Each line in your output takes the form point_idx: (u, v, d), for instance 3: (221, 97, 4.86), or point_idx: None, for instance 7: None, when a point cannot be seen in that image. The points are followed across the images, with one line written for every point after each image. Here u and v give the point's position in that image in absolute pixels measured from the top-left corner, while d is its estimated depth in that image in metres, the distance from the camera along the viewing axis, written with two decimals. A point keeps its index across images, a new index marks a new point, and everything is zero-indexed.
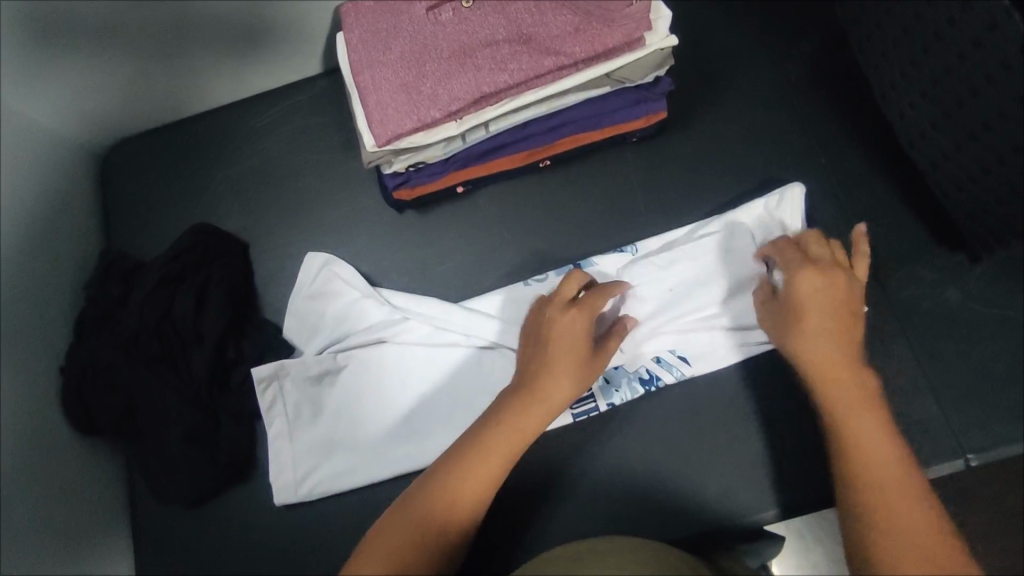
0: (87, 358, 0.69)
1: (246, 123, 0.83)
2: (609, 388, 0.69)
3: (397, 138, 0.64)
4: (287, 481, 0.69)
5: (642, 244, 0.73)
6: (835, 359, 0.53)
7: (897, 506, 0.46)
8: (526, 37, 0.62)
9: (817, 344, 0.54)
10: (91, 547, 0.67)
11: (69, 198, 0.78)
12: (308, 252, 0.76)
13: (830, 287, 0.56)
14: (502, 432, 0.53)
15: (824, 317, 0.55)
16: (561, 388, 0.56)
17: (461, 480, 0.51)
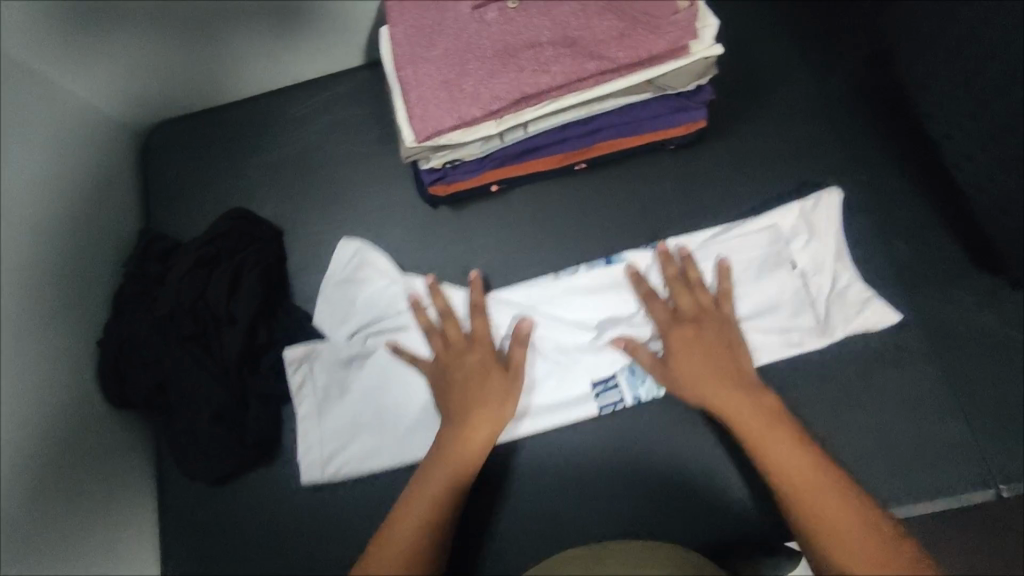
0: (124, 335, 0.71)
1: (286, 111, 0.84)
2: (635, 381, 0.68)
3: (437, 134, 0.64)
4: (311, 463, 0.70)
5: (675, 240, 0.72)
6: (724, 394, 0.59)
7: (826, 508, 0.51)
8: (571, 40, 0.63)
9: (713, 394, 0.60)
10: (119, 519, 0.69)
11: (110, 178, 0.79)
12: (343, 236, 0.77)
13: (698, 336, 0.63)
14: (459, 447, 0.60)
15: (705, 365, 0.61)
16: (501, 401, 0.63)
17: (437, 491, 0.58)
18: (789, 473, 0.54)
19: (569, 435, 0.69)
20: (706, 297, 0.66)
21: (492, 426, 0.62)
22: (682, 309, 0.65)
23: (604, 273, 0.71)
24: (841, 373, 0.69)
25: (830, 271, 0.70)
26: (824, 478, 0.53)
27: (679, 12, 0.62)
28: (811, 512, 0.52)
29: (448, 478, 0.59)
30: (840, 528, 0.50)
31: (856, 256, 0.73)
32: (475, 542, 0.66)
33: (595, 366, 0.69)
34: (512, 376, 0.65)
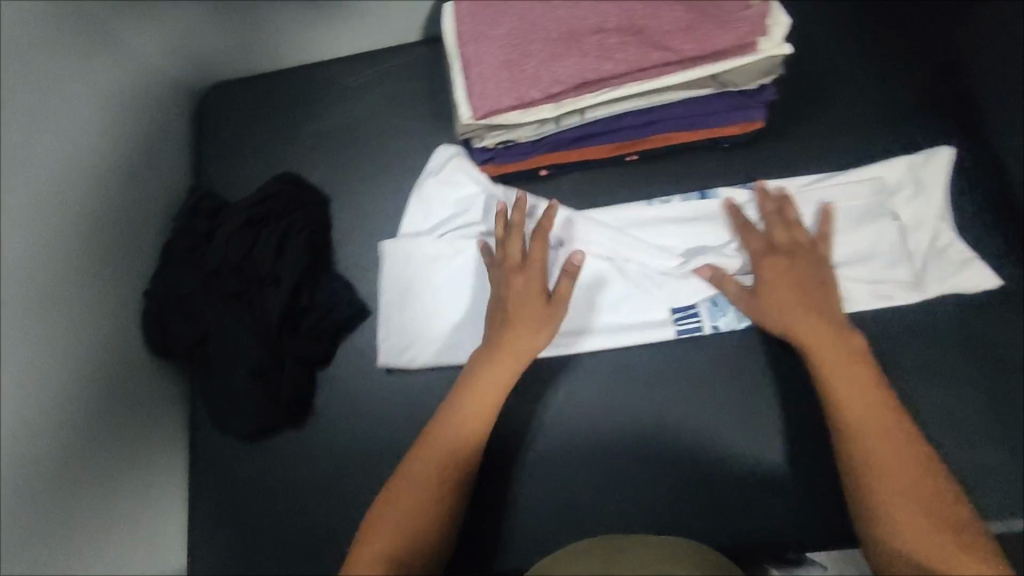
0: (171, 288, 0.72)
1: (341, 80, 0.85)
2: (715, 310, 0.70)
3: (494, 113, 0.64)
4: (388, 349, 0.73)
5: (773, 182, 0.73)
6: (815, 327, 0.60)
7: (885, 454, 0.54)
8: (636, 29, 0.63)
9: (800, 324, 0.61)
10: (152, 465, 0.71)
11: (164, 132, 0.81)
12: (440, 144, 0.79)
13: (791, 266, 0.64)
14: (441, 437, 0.60)
15: (794, 297, 0.62)
16: (492, 390, 0.62)
17: (425, 469, 0.59)
18: (859, 414, 0.56)
19: (600, 423, 0.69)
20: (801, 234, 0.66)
21: (480, 417, 0.61)
22: (775, 242, 0.66)
23: (697, 205, 0.73)
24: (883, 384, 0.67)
25: (928, 227, 0.71)
26: (890, 427, 0.55)
27: (749, 9, 0.62)
28: (864, 446, 0.54)
29: (430, 468, 0.59)
30: (892, 466, 0.53)
31: None
32: (496, 518, 0.67)
33: (679, 294, 0.71)
34: (507, 364, 0.63)
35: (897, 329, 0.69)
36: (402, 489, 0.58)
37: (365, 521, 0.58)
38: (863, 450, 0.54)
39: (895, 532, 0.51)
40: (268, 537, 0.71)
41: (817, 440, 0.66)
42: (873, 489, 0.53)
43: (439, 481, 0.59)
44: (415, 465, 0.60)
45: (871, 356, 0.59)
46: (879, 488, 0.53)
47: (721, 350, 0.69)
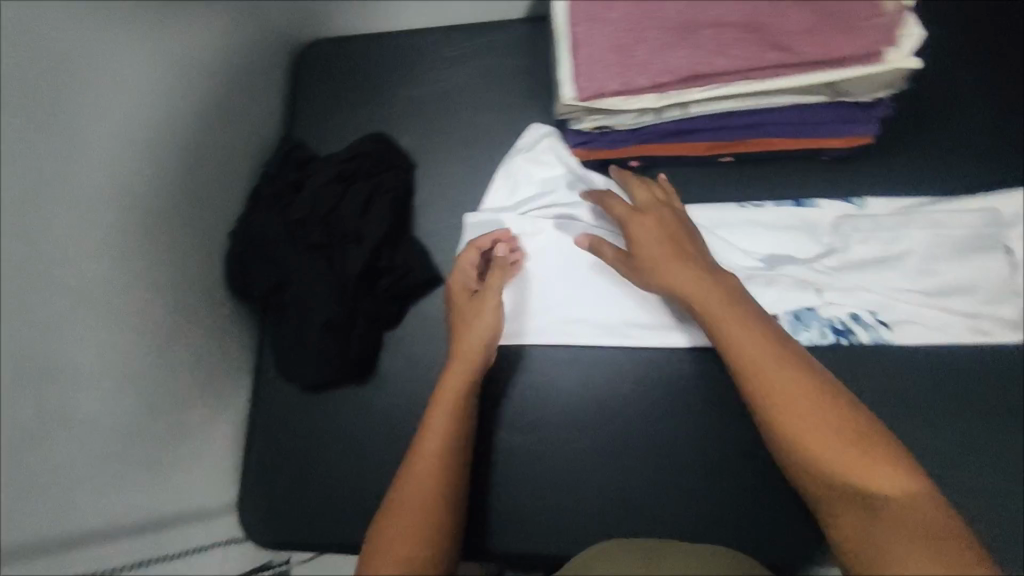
0: (251, 233, 0.72)
1: (439, 48, 0.85)
2: (797, 325, 0.69)
3: (595, 96, 0.63)
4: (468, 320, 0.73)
5: (871, 201, 0.73)
6: (691, 279, 0.58)
7: (788, 391, 0.49)
8: (757, 27, 0.61)
9: (677, 277, 0.58)
10: (219, 402, 0.73)
11: (263, 81, 0.83)
12: (532, 122, 0.80)
13: (657, 221, 0.63)
14: (422, 450, 0.58)
15: (665, 251, 0.60)
16: (454, 395, 0.62)
17: (419, 488, 0.56)
18: (750, 359, 0.51)
19: (658, 423, 0.70)
20: (663, 194, 0.66)
21: (450, 424, 0.60)
22: (638, 202, 0.65)
23: (793, 214, 0.73)
24: (948, 419, 0.67)
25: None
26: (788, 361, 0.50)
27: (882, 15, 0.59)
28: (766, 397, 0.49)
29: (420, 483, 0.56)
30: (790, 396, 0.48)
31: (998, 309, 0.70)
32: (550, 499, 0.68)
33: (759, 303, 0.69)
34: (456, 365, 0.64)
35: (975, 365, 0.68)
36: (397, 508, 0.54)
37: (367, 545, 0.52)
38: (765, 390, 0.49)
39: (821, 463, 0.46)
40: (320, 487, 0.73)
41: None
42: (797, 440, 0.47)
43: (432, 493, 0.56)
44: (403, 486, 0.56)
45: (746, 293, 0.57)
46: (801, 437, 0.47)
47: None
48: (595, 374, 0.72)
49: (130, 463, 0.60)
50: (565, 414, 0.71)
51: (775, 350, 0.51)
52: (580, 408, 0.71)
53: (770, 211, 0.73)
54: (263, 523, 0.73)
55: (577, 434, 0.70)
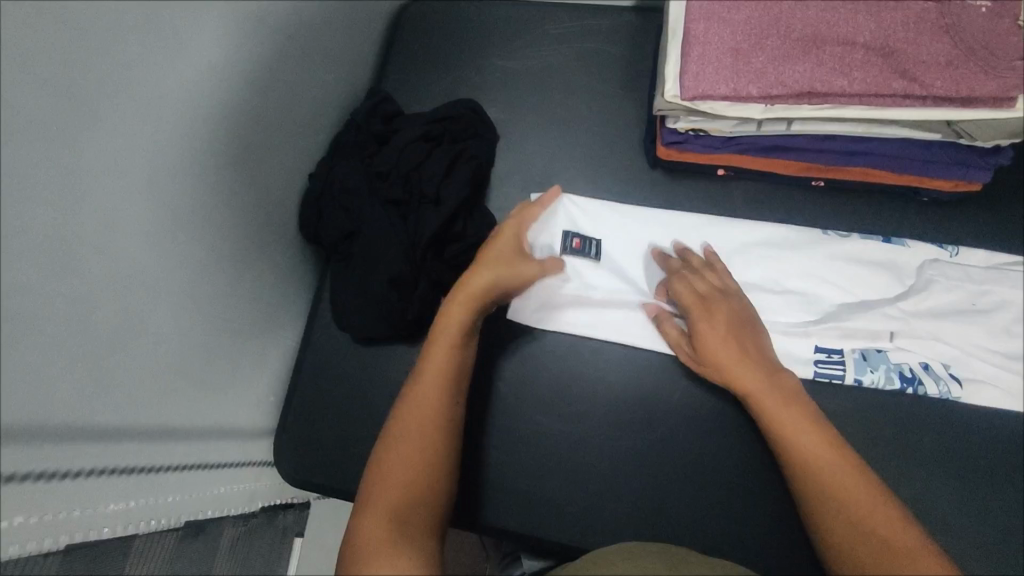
0: (331, 178, 0.73)
1: (544, 24, 0.84)
2: (863, 365, 0.67)
3: (703, 98, 0.61)
4: (541, 308, 0.73)
5: (966, 251, 0.71)
6: (752, 373, 0.61)
7: (849, 494, 0.53)
8: (889, 50, 0.58)
9: (743, 371, 0.61)
10: (276, 338, 0.74)
11: (365, 29, 0.83)
12: (621, 121, 0.80)
13: (722, 315, 0.64)
14: (417, 401, 0.56)
15: (728, 344, 0.62)
16: (450, 338, 0.60)
17: (408, 447, 0.53)
18: (817, 463, 0.55)
19: (703, 437, 0.69)
20: (718, 280, 0.67)
21: (444, 371, 0.58)
22: (700, 291, 0.66)
23: (880, 250, 0.71)
24: (1006, 488, 0.65)
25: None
26: (850, 465, 0.55)
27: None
28: (830, 507, 0.53)
29: (417, 430, 0.54)
30: (863, 506, 0.52)
31: None
32: (581, 491, 0.68)
33: (825, 335, 0.69)
34: (456, 307, 0.61)
35: None
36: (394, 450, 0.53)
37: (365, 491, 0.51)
38: (836, 495, 0.53)
39: None
40: (357, 436, 0.74)
41: (925, 521, 0.64)
42: (861, 542, 0.51)
43: (427, 449, 0.54)
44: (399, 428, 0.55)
45: (804, 395, 0.60)
46: (866, 538, 0.51)
47: (848, 406, 0.67)
48: (643, 376, 0.71)
49: (207, 381, 0.60)
50: (607, 413, 0.70)
51: (835, 454, 0.56)
52: (625, 407, 0.70)
53: (855, 243, 0.72)
54: (295, 462, 0.74)
55: (619, 434, 0.69)
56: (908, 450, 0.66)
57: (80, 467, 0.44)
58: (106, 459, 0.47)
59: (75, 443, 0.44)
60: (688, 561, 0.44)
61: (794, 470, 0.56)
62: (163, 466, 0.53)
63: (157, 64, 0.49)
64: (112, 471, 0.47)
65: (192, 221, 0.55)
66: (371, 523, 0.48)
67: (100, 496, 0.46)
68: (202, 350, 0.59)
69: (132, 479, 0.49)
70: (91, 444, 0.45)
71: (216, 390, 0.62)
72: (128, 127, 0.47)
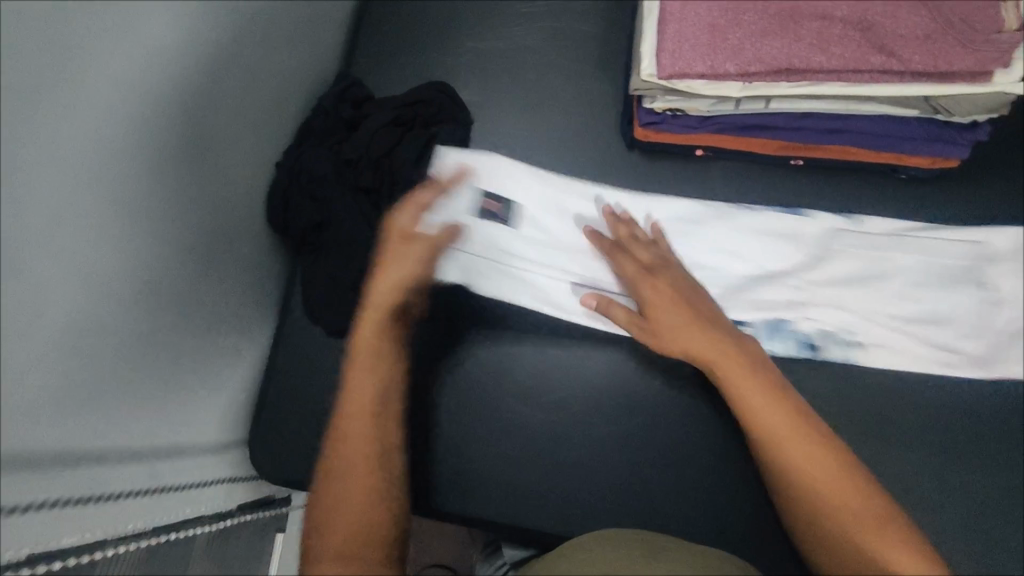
0: (299, 166, 0.70)
1: (515, 3, 0.82)
2: (769, 334, 0.67)
3: (679, 76, 0.60)
4: (467, 274, 0.68)
5: (867, 219, 0.71)
6: (706, 345, 0.57)
7: (823, 478, 0.51)
8: (867, 24, 0.57)
9: (698, 346, 0.57)
10: (245, 333, 0.71)
11: (331, 9, 0.80)
12: (596, 101, 0.78)
13: (671, 286, 0.61)
14: (349, 429, 0.52)
15: (679, 316, 0.59)
16: (371, 351, 0.55)
17: (348, 482, 0.50)
18: (783, 445, 0.52)
19: (686, 420, 0.68)
20: (665, 253, 0.66)
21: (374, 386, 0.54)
22: (645, 262, 0.64)
23: (787, 224, 0.71)
24: (977, 460, 0.66)
25: (1012, 307, 0.69)
26: (817, 443, 0.52)
27: (1002, 33, 0.56)
28: (811, 491, 0.51)
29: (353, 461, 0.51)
30: (833, 487, 0.51)
31: None
32: (562, 484, 0.67)
33: (735, 308, 0.68)
34: (367, 323, 0.57)
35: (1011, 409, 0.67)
36: (336, 488, 0.50)
37: (314, 520, 0.49)
38: (805, 477, 0.52)
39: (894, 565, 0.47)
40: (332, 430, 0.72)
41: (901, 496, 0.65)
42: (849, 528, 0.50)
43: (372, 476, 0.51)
44: (337, 449, 0.52)
45: (766, 361, 0.57)
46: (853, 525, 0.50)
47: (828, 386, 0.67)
48: (623, 363, 0.70)
49: (169, 386, 0.58)
50: (587, 401, 0.69)
51: (803, 429, 0.53)
52: (604, 394, 0.69)
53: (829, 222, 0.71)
54: (269, 459, 0.72)
55: (599, 420, 0.68)
56: (883, 427, 0.66)
57: (32, 498, 0.42)
58: (56, 488, 0.44)
59: (24, 474, 0.41)
60: (659, 548, 0.43)
61: (756, 446, 0.54)
62: (121, 492, 0.51)
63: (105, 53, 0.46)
64: (64, 501, 0.45)
65: (147, 216, 0.53)
66: (328, 558, 0.46)
67: (53, 526, 0.44)
68: (163, 352, 0.57)
69: (88, 508, 0.47)
70: (43, 470, 0.43)
71: (178, 393, 0.60)
72: (70, 124, 0.44)
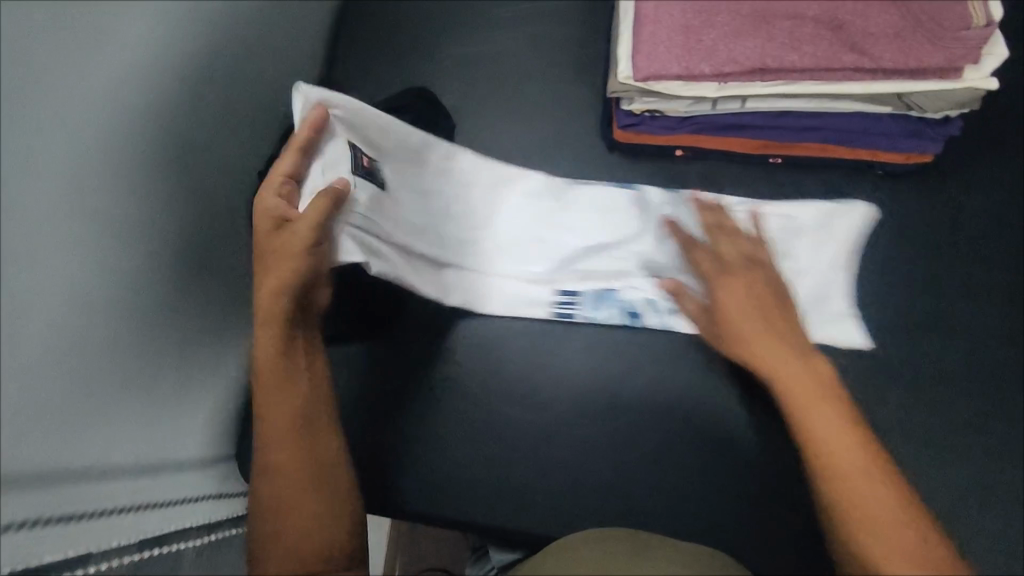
0: None
1: (493, 9, 0.83)
2: (597, 303, 0.71)
3: (655, 78, 0.60)
4: (364, 250, 0.59)
5: (684, 192, 0.73)
6: (777, 360, 0.56)
7: (870, 509, 0.48)
8: (838, 23, 0.58)
9: (769, 358, 0.57)
10: (230, 344, 0.71)
11: (309, 18, 0.80)
12: (576, 105, 0.79)
13: (746, 288, 0.61)
14: (273, 455, 0.52)
15: (749, 327, 0.59)
16: (276, 375, 0.54)
17: (274, 506, 0.51)
18: (839, 472, 0.50)
19: (672, 419, 0.69)
20: (752, 249, 0.65)
21: (291, 412, 0.54)
22: (725, 259, 0.64)
23: (624, 207, 0.73)
24: (963, 453, 0.66)
25: (818, 276, 0.69)
26: (870, 475, 0.49)
27: (969, 30, 0.56)
28: (857, 522, 0.48)
29: (278, 484, 0.52)
30: (879, 520, 0.48)
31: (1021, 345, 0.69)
32: (551, 484, 0.67)
33: (565, 279, 0.72)
34: (262, 343, 0.54)
35: (994, 400, 0.68)
36: (268, 517, 0.51)
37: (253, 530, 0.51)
38: (848, 505, 0.49)
39: None
40: None
41: None
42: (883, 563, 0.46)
43: (309, 498, 0.52)
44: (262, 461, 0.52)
45: (839, 384, 0.55)
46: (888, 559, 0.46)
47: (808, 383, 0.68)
48: (610, 363, 0.70)
49: (151, 397, 0.58)
50: (574, 401, 0.69)
51: (858, 458, 0.50)
52: (590, 394, 0.69)
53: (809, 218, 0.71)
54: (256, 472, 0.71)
55: (586, 422, 0.69)
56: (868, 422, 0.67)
57: (8, 519, 0.41)
58: (35, 507, 0.43)
59: (4, 495, 0.40)
60: (648, 550, 0.43)
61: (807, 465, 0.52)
62: (103, 509, 0.51)
63: (56, 71, 0.46)
64: (44, 521, 0.44)
65: (123, 230, 0.52)
66: None
67: (40, 546, 0.43)
68: (143, 366, 0.56)
69: (71, 526, 0.47)
70: (20, 490, 0.42)
71: (158, 406, 0.59)
72: (38, 137, 0.44)
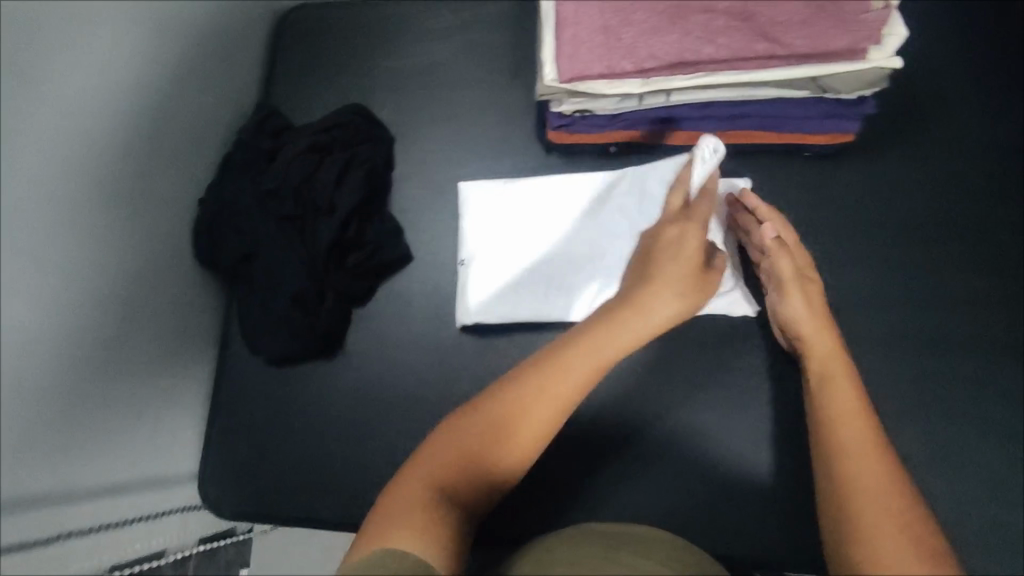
0: (222, 201, 0.70)
1: (426, 21, 0.83)
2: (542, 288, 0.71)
3: (580, 78, 0.62)
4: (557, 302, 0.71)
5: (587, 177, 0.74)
6: (826, 336, 0.58)
7: (877, 474, 0.48)
8: (747, 14, 0.59)
9: (816, 329, 0.58)
10: (185, 370, 0.71)
11: (243, 42, 0.80)
12: (515, 107, 0.80)
13: (806, 273, 0.62)
14: (523, 389, 0.49)
15: (813, 301, 0.60)
16: (581, 364, 0.51)
17: (465, 444, 0.48)
18: (857, 435, 0.50)
19: (627, 408, 0.70)
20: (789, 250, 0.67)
21: (558, 398, 0.50)
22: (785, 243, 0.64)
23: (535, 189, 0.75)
24: (910, 417, 0.68)
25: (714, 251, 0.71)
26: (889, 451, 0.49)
27: (870, 12, 0.58)
28: (855, 475, 0.48)
29: (493, 426, 0.49)
30: (876, 477, 0.47)
31: (958, 307, 0.71)
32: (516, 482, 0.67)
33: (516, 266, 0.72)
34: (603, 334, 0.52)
35: (936, 362, 0.69)
36: (449, 441, 0.48)
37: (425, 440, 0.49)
38: (850, 459, 0.49)
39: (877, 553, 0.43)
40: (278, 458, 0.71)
41: None
42: (866, 519, 0.45)
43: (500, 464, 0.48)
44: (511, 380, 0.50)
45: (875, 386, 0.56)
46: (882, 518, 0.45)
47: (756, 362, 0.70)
48: None
49: (101, 428, 0.58)
50: None
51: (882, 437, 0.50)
52: None
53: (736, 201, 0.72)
54: (218, 495, 0.71)
55: None
56: None
57: None
58: None
59: None
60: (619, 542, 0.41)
61: (824, 428, 0.52)
62: (63, 539, 0.53)
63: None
64: None
65: (61, 263, 0.53)
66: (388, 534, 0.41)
67: None
68: (91, 399, 0.56)
69: (25, 554, 0.48)
70: None
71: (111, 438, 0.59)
72: None
